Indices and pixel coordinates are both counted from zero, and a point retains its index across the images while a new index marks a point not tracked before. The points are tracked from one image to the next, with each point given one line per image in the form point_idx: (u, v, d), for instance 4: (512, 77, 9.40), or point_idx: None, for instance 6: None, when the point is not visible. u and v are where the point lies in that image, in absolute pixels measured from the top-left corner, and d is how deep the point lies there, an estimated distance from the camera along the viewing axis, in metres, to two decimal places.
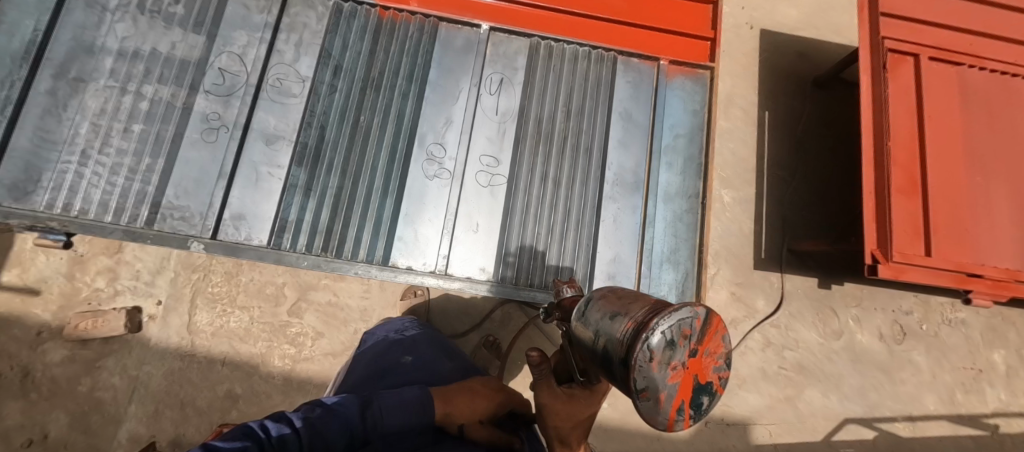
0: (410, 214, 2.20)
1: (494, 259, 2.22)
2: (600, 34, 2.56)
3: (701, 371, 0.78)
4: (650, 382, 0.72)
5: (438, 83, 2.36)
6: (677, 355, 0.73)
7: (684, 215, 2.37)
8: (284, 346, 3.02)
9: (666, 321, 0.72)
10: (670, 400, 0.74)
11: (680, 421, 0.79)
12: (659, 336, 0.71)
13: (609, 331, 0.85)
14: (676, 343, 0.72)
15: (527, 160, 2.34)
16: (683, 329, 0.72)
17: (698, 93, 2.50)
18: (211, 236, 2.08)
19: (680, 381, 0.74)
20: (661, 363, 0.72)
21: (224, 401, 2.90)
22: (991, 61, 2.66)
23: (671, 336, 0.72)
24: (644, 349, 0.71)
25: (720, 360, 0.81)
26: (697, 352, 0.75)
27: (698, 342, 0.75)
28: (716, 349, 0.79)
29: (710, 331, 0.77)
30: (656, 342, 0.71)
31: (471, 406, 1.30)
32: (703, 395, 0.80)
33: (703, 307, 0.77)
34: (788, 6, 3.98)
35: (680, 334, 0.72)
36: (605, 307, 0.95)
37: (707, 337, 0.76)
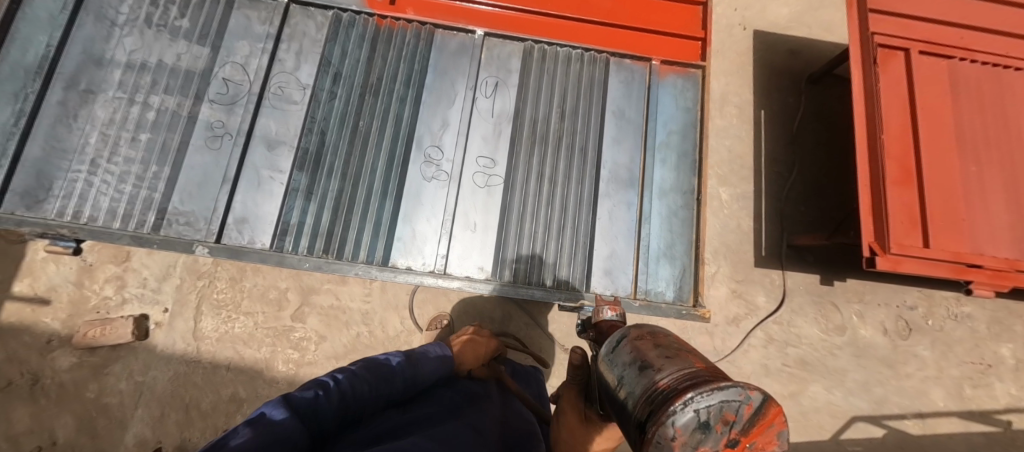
0: (408, 214, 2.25)
1: (492, 258, 2.25)
2: (592, 37, 2.62)
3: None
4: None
5: (435, 88, 2.42)
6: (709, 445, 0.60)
7: (680, 210, 2.39)
8: (288, 350, 3.06)
9: (703, 398, 0.60)
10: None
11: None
12: (691, 417, 0.60)
13: (635, 383, 0.78)
14: (711, 430, 0.60)
15: (523, 160, 2.38)
16: (724, 413, 0.60)
17: (690, 91, 2.55)
18: (215, 240, 2.13)
19: None
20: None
21: (229, 405, 2.95)
22: (981, 54, 2.68)
23: (705, 420, 0.59)
24: (669, 428, 0.60)
25: None
26: (739, 444, 0.62)
27: (743, 435, 0.61)
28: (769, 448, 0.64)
29: (764, 425, 0.62)
30: (683, 420, 0.60)
31: (476, 355, 1.86)
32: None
33: (759, 391, 0.62)
34: (781, 5, 4.02)
35: (719, 418, 0.60)
36: (636, 352, 0.87)
37: (758, 429, 0.62)
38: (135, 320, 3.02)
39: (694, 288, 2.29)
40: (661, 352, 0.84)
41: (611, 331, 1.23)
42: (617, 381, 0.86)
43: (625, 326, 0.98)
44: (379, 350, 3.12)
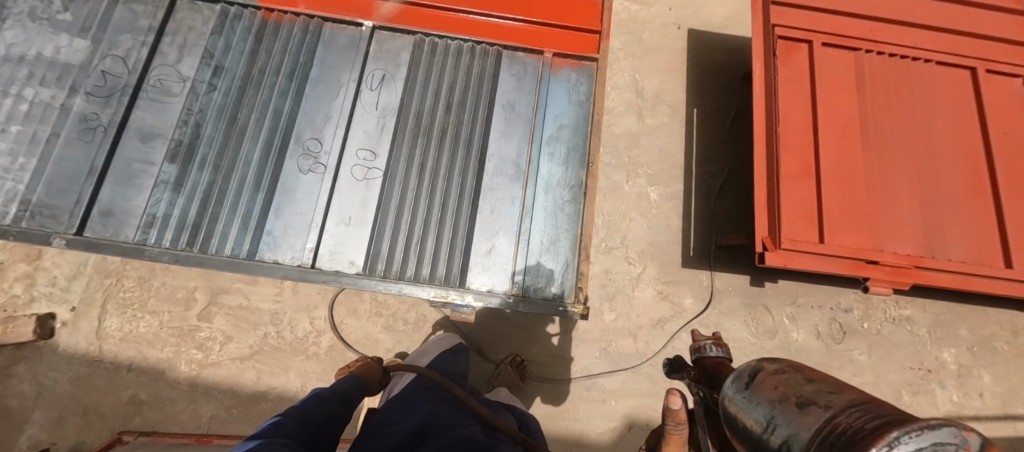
0: (280, 207, 2.19)
1: (365, 251, 2.18)
2: (489, 30, 2.59)
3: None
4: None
5: (319, 80, 2.38)
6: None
7: (567, 204, 2.33)
8: (191, 350, 2.97)
9: (919, 435, 0.53)
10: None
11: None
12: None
13: (796, 425, 0.75)
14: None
15: (405, 153, 2.32)
16: None
17: (584, 84, 2.50)
18: (76, 232, 2.08)
19: None
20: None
21: (128, 407, 2.86)
22: (889, 46, 2.63)
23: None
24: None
25: None
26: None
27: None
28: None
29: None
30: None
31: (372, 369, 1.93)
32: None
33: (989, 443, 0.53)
34: (716, 4, 3.96)
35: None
36: (779, 390, 0.85)
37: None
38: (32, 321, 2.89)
39: (579, 284, 2.21)
40: (819, 387, 0.80)
41: (717, 364, 1.28)
42: (763, 426, 0.82)
43: (761, 362, 0.99)
44: (285, 352, 3.01)
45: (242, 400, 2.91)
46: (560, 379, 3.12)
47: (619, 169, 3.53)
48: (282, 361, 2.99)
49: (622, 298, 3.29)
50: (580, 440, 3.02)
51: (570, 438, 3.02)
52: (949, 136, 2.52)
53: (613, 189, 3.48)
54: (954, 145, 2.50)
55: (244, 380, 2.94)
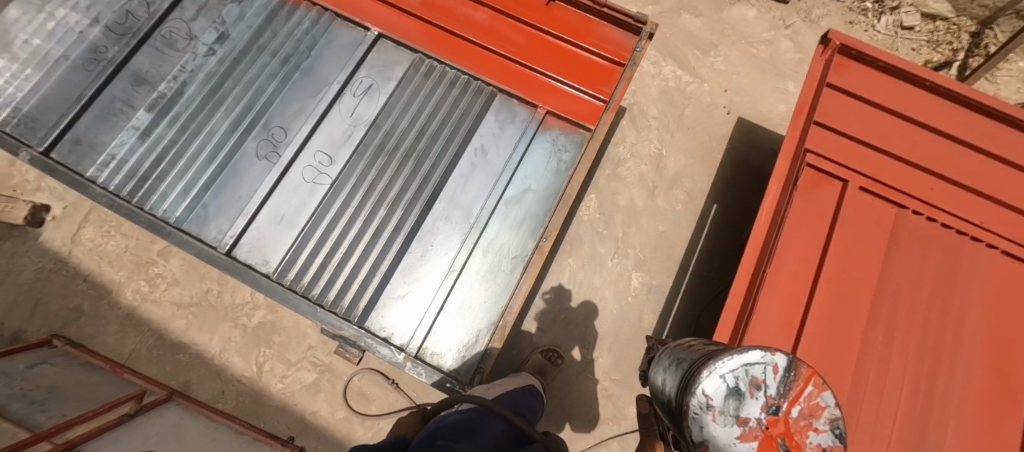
0: (224, 186, 2.19)
1: (283, 255, 2.11)
2: (494, 68, 2.44)
3: (792, 442, 0.91)
4: (710, 442, 0.91)
5: (310, 72, 2.36)
6: (752, 409, 0.92)
7: (502, 273, 2.13)
8: (141, 281, 3.07)
9: (731, 360, 0.96)
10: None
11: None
12: (721, 385, 0.93)
13: (677, 367, 1.22)
14: (743, 393, 0.93)
15: (360, 169, 2.23)
16: (752, 381, 0.94)
17: (569, 151, 2.30)
18: (43, 150, 2.18)
19: (763, 443, 0.90)
20: (721, 419, 0.91)
21: (70, 314, 2.99)
22: (944, 213, 2.27)
23: (737, 384, 0.93)
24: (704, 396, 0.93)
25: (818, 432, 0.93)
26: (778, 409, 0.92)
27: (777, 395, 0.93)
28: (811, 413, 0.93)
29: (795, 388, 0.94)
30: (715, 392, 0.93)
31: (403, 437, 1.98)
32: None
33: (790, 369, 0.95)
34: (778, 99, 3.57)
35: (746, 381, 0.94)
36: (674, 351, 1.36)
37: (790, 393, 0.94)
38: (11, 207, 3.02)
39: (483, 363, 2.01)
40: (692, 346, 1.32)
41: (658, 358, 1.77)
42: (663, 386, 1.22)
43: (672, 345, 1.43)
44: (218, 313, 3.03)
45: (165, 345, 2.97)
46: None
47: (607, 243, 3.22)
48: (212, 320, 3.02)
49: (562, 379, 3.01)
50: None
51: None
52: (975, 347, 2.10)
53: (593, 261, 3.18)
54: (977, 359, 2.09)
55: (174, 325, 3.00)
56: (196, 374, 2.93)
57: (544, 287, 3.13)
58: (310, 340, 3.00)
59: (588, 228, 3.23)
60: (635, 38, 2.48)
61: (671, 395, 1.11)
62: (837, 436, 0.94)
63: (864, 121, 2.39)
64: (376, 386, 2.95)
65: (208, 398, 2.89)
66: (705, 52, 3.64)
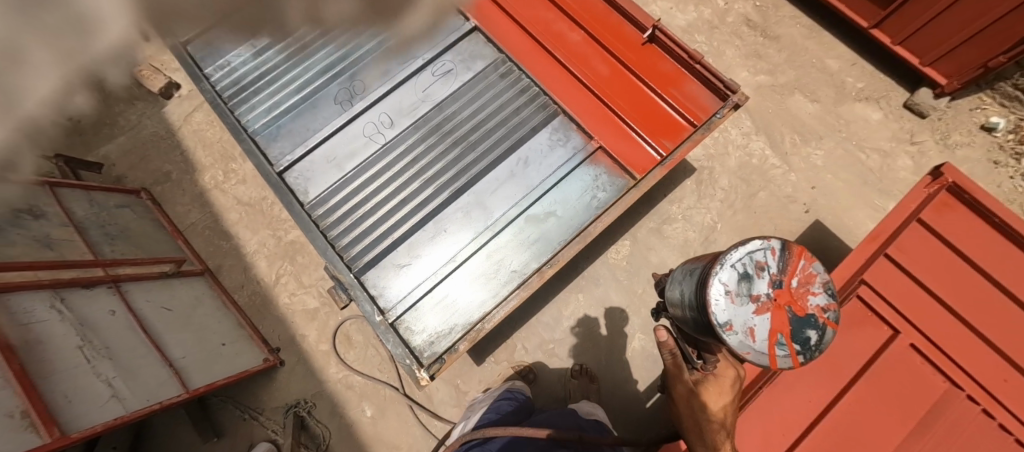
0: (299, 115, 2.46)
1: (320, 191, 2.34)
2: (566, 89, 2.46)
3: (796, 305, 1.08)
4: (733, 318, 1.06)
5: (405, 43, 2.57)
6: (759, 286, 1.07)
7: (497, 281, 2.18)
8: (219, 171, 3.54)
9: (738, 252, 1.11)
10: (764, 333, 1.05)
11: (791, 353, 1.07)
12: (731, 272, 1.09)
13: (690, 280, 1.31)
14: (751, 276, 1.08)
15: (411, 140, 2.38)
16: (757, 265, 1.09)
17: (606, 192, 2.27)
18: (183, 41, 2.60)
19: (773, 312, 1.06)
20: (738, 301, 1.07)
21: (161, 175, 3.54)
22: (1010, 413, 1.91)
23: (744, 270, 1.09)
24: (719, 283, 1.08)
25: (811, 294, 1.10)
26: (781, 283, 1.09)
27: (779, 271, 1.09)
28: (806, 282, 1.10)
29: (791, 262, 1.09)
30: (727, 278, 1.09)
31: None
32: (808, 330, 1.08)
33: (778, 249, 1.11)
34: (870, 216, 3.17)
35: (752, 266, 1.09)
36: (683, 270, 1.44)
37: (787, 270, 1.09)
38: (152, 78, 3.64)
39: (446, 355, 2.03)
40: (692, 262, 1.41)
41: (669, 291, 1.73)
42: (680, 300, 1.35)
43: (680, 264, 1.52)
44: (265, 220, 3.41)
45: (217, 229, 3.42)
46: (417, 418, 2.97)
47: (622, 292, 3.10)
48: (258, 223, 3.41)
49: None
50: None
51: None
52: None
53: (601, 304, 3.08)
54: None
55: (229, 216, 3.43)
56: (228, 262, 3.35)
57: (543, 310, 3.10)
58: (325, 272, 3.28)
59: (608, 271, 3.15)
60: (719, 104, 2.32)
61: (690, 301, 1.23)
62: (830, 293, 1.11)
63: (949, 274, 2.07)
64: (361, 335, 3.15)
65: (231, 286, 3.30)
66: (805, 140, 3.33)
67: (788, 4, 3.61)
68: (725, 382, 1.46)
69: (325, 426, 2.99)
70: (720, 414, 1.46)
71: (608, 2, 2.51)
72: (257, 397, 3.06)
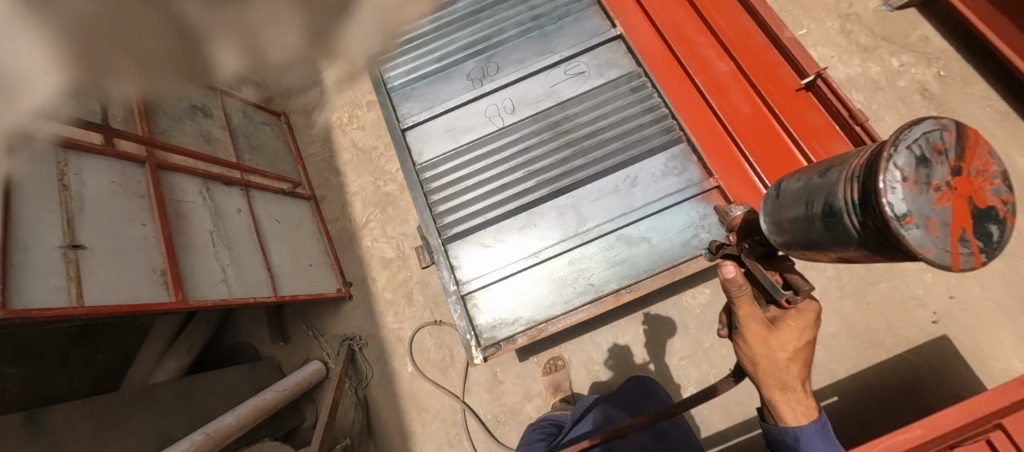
0: (434, 83, 2.64)
1: (432, 156, 2.49)
2: (696, 119, 2.34)
3: (978, 196, 0.68)
4: (913, 209, 0.64)
5: (546, 37, 2.60)
6: (939, 171, 0.67)
7: (571, 289, 2.17)
8: (345, 114, 3.90)
9: (910, 133, 0.68)
10: (947, 227, 0.66)
11: (971, 254, 0.69)
12: (905, 156, 0.67)
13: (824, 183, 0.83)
14: (929, 158, 0.67)
15: (527, 130, 2.43)
16: (935, 149, 0.67)
17: (709, 234, 2.14)
18: None
19: (953, 206, 0.66)
20: (917, 190, 0.65)
21: (299, 106, 3.99)
22: None
23: (917, 152, 0.67)
24: (893, 168, 0.66)
25: (999, 182, 0.69)
26: (964, 170, 0.67)
27: (962, 154, 0.67)
28: (992, 168, 0.69)
29: (976, 141, 0.68)
30: (904, 162, 0.66)
31: None
32: (989, 226, 0.69)
33: (958, 124, 0.69)
34: None
35: (931, 146, 0.67)
36: (799, 178, 0.93)
37: (971, 152, 0.67)
38: (300, 12, 3.97)
39: (504, 342, 2.11)
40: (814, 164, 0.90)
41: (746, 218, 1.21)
42: (799, 219, 0.87)
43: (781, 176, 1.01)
44: (371, 167, 3.71)
45: (330, 164, 3.78)
46: (448, 389, 3.04)
47: (686, 339, 2.87)
48: (364, 168, 3.71)
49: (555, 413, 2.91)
50: (406, 438, 2.98)
51: (403, 427, 3.01)
52: None
53: (661, 344, 2.89)
54: None
55: (343, 155, 3.78)
56: (331, 195, 3.70)
57: (599, 329, 3.00)
58: (408, 229, 3.48)
59: (678, 312, 2.93)
60: None
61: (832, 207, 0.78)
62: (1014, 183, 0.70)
63: None
64: (422, 295, 3.30)
65: (329, 217, 3.64)
66: None
67: (982, 81, 3.07)
68: (808, 315, 1.12)
69: (370, 366, 3.19)
70: (799, 351, 1.16)
71: (770, 39, 2.34)
72: (321, 319, 3.36)
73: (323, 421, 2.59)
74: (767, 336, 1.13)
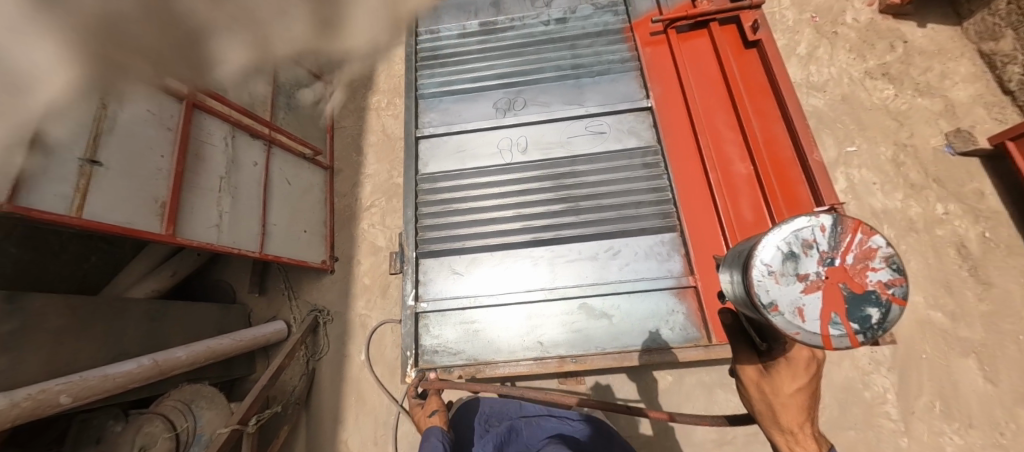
0: (462, 100, 2.71)
1: (436, 169, 2.55)
2: (698, 210, 2.28)
3: (852, 282, 0.80)
4: (775, 297, 0.81)
5: (580, 89, 2.64)
6: (807, 264, 0.81)
7: (520, 341, 2.18)
8: (385, 98, 4.04)
9: (780, 233, 0.82)
10: (816, 311, 0.80)
11: (848, 334, 0.80)
12: (772, 252, 0.82)
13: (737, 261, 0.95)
14: (798, 253, 0.81)
15: (531, 172, 2.45)
16: (805, 244, 0.81)
17: (671, 331, 2.11)
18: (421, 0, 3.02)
19: (821, 292, 0.80)
20: (781, 281, 0.81)
21: (346, 79, 4.16)
22: None
23: (787, 248, 0.81)
24: (760, 264, 0.82)
25: (874, 268, 0.80)
26: (833, 261, 0.80)
27: (830, 248, 0.81)
28: (866, 257, 0.81)
29: (845, 239, 0.80)
30: (770, 259, 0.82)
31: None
32: (869, 308, 0.80)
33: (828, 221, 0.81)
34: None
35: (798, 242, 0.81)
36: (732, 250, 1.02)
37: (840, 246, 0.80)
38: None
39: (440, 369, 2.14)
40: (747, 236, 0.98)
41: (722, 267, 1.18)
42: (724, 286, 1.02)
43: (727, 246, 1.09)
44: (392, 155, 3.82)
45: (356, 141, 3.93)
46: (391, 388, 3.09)
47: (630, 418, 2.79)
48: (385, 155, 3.83)
49: None
50: (338, 420, 3.05)
51: (339, 409, 3.08)
52: None
53: None
54: None
55: (370, 137, 3.92)
56: (347, 170, 3.84)
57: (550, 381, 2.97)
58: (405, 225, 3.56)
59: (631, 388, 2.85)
60: None
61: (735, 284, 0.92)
62: (895, 267, 0.81)
63: None
64: (397, 291, 3.37)
65: (340, 190, 3.78)
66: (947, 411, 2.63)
67: None
68: (800, 364, 1.00)
69: (328, 341, 3.29)
70: (799, 402, 1.01)
71: (798, 154, 2.27)
72: (301, 283, 3.49)
73: (264, 383, 2.66)
74: (761, 380, 1.05)
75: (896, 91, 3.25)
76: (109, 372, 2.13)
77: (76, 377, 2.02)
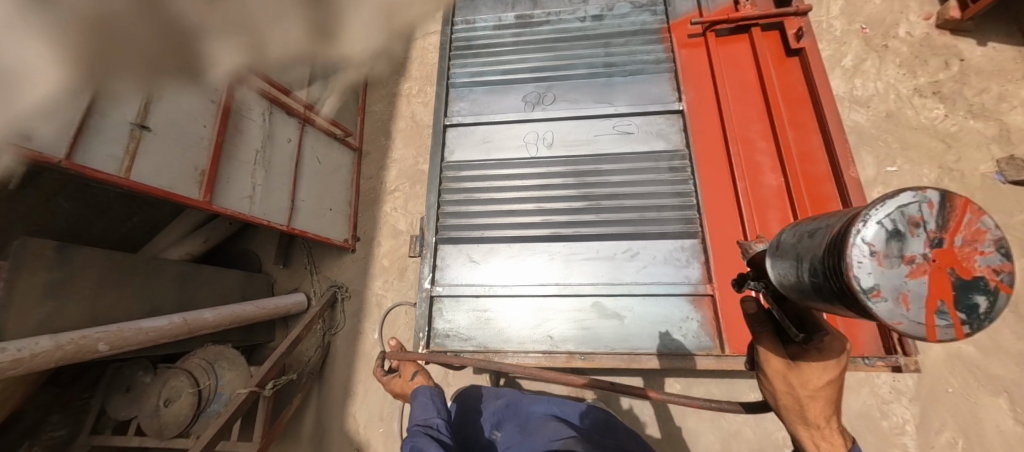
0: (493, 92, 2.73)
1: (461, 158, 2.58)
2: (724, 217, 2.23)
3: (961, 267, 0.70)
4: (878, 280, 0.70)
5: (611, 87, 2.62)
6: (913, 244, 0.71)
7: (529, 333, 2.20)
8: (417, 86, 4.09)
9: (883, 209, 0.71)
10: (919, 298, 0.71)
11: (953, 324, 0.72)
12: (874, 229, 0.71)
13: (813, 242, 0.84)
14: (902, 232, 0.71)
15: (554, 167, 2.46)
16: (911, 222, 0.71)
17: (683, 337, 2.09)
18: None
19: (927, 277, 0.70)
20: (885, 263, 0.70)
21: (381, 65, 4.24)
22: None
23: (890, 227, 0.71)
24: (862, 243, 0.71)
25: (986, 250, 0.70)
26: (942, 241, 0.70)
27: (939, 227, 0.70)
28: (976, 238, 0.70)
29: (958, 216, 0.69)
30: (871, 237, 0.71)
31: None
32: (977, 296, 0.71)
33: (938, 196, 0.70)
34: None
35: (903, 220, 0.71)
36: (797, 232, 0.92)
37: (951, 224, 0.70)
38: None
39: (449, 353, 2.19)
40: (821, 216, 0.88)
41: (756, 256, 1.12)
42: (790, 270, 0.91)
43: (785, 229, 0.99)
44: (419, 142, 3.88)
45: (386, 126, 4.01)
46: None
47: None
48: (413, 141, 3.89)
49: None
50: (348, 394, 3.15)
51: (350, 383, 3.19)
52: None
53: None
54: None
55: (399, 122, 3.99)
56: (375, 153, 3.93)
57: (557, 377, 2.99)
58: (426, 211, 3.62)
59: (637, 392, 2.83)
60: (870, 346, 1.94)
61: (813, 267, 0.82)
62: (1008, 249, 0.70)
63: None
64: (414, 275, 3.43)
65: (367, 172, 3.87)
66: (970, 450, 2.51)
67: None
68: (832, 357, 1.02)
69: (344, 317, 3.40)
70: (824, 394, 1.04)
71: (833, 169, 2.20)
72: (323, 259, 3.60)
73: (282, 351, 2.75)
74: (787, 372, 1.07)
75: (946, 111, 3.09)
76: (143, 325, 2.26)
77: (114, 327, 2.16)
